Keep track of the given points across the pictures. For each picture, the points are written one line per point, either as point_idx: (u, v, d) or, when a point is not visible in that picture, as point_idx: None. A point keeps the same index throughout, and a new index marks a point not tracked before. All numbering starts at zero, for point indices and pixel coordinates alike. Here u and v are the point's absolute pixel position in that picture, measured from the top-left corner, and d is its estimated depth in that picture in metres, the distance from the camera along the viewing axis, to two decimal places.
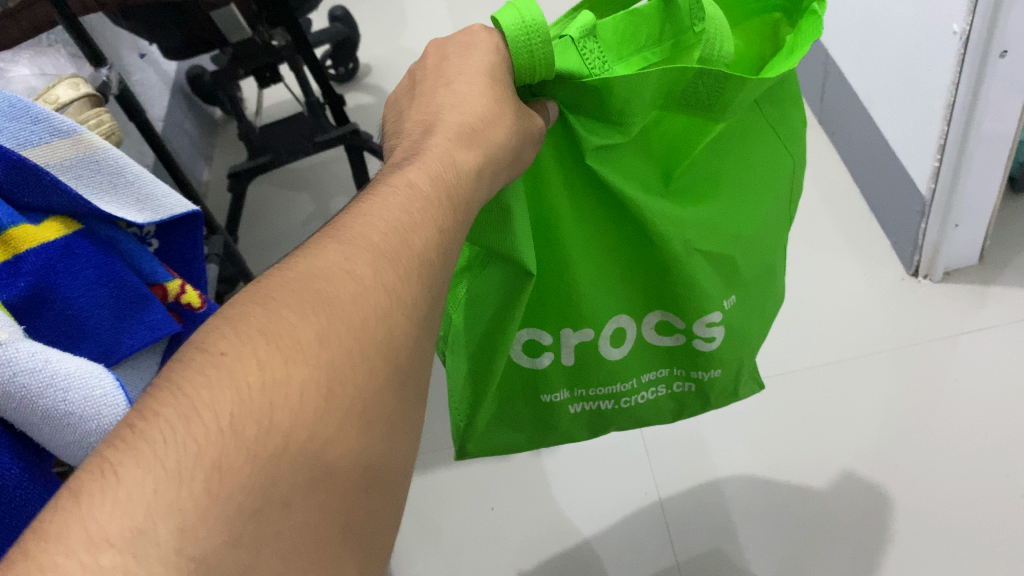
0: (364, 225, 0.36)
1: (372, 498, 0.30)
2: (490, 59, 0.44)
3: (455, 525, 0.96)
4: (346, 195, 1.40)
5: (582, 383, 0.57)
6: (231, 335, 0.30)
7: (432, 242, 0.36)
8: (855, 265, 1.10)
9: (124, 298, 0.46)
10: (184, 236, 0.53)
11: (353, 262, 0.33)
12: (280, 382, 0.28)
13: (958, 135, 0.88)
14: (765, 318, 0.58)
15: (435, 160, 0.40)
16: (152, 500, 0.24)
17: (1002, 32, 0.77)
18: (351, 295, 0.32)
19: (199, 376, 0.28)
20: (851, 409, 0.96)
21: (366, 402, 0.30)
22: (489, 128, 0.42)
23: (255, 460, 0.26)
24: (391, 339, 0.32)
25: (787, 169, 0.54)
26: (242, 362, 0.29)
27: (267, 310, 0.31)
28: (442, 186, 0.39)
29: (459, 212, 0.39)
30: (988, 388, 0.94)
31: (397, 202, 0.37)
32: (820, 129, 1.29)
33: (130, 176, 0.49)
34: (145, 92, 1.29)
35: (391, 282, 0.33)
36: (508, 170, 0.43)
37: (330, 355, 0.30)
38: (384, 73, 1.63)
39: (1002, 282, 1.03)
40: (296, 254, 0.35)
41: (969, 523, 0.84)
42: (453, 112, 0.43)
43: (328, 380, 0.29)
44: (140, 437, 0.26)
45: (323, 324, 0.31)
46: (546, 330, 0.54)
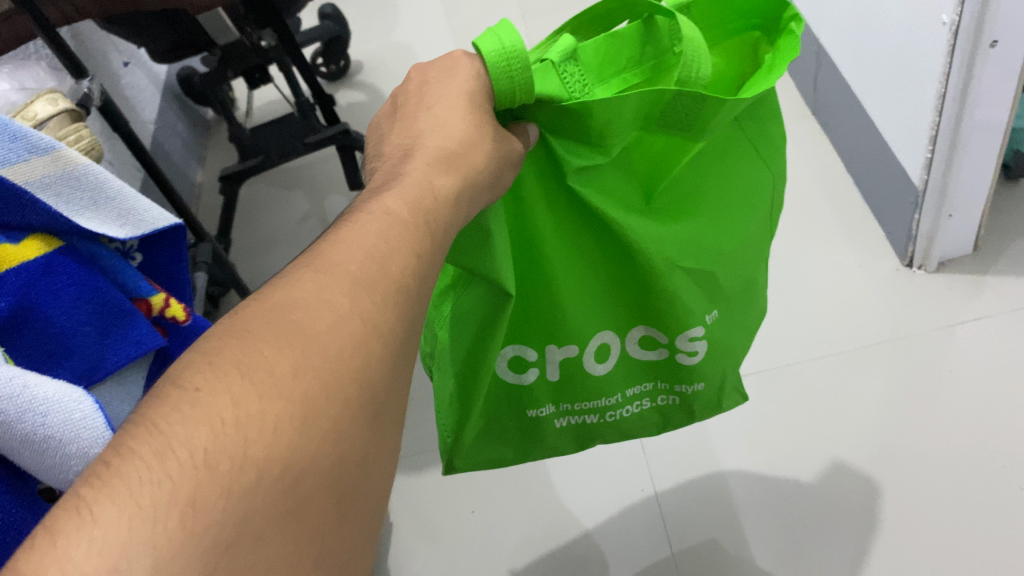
0: (340, 255, 0.36)
1: (348, 527, 0.30)
2: (472, 83, 0.44)
3: (453, 525, 0.96)
4: (340, 195, 1.40)
5: (568, 399, 0.57)
6: (207, 371, 0.30)
7: (409, 269, 0.37)
8: (850, 256, 1.10)
9: (108, 313, 0.46)
10: (168, 250, 0.53)
11: (330, 292, 0.34)
12: (255, 416, 0.29)
13: (950, 125, 0.88)
14: (748, 332, 0.58)
15: (413, 186, 0.40)
16: (127, 537, 0.24)
17: (992, 23, 0.77)
18: (327, 326, 0.32)
19: (174, 412, 0.29)
20: (848, 401, 0.96)
21: (342, 431, 0.30)
22: (469, 153, 0.42)
23: (230, 495, 0.27)
24: (367, 366, 0.32)
25: (767, 186, 0.54)
26: (216, 399, 0.29)
27: (242, 345, 0.31)
28: (420, 213, 0.39)
29: (437, 237, 0.39)
30: (985, 378, 0.93)
31: (374, 229, 0.37)
32: (814, 119, 1.28)
33: (111, 192, 0.48)
34: (135, 95, 1.29)
35: (366, 309, 0.34)
36: (488, 192, 0.43)
37: (304, 386, 0.30)
38: (376, 70, 1.62)
39: (998, 270, 1.03)
40: (273, 285, 0.36)
41: (968, 515, 0.84)
42: (433, 136, 0.43)
43: (303, 412, 0.29)
44: (116, 476, 0.27)
45: (298, 356, 0.31)
46: (531, 346, 0.54)
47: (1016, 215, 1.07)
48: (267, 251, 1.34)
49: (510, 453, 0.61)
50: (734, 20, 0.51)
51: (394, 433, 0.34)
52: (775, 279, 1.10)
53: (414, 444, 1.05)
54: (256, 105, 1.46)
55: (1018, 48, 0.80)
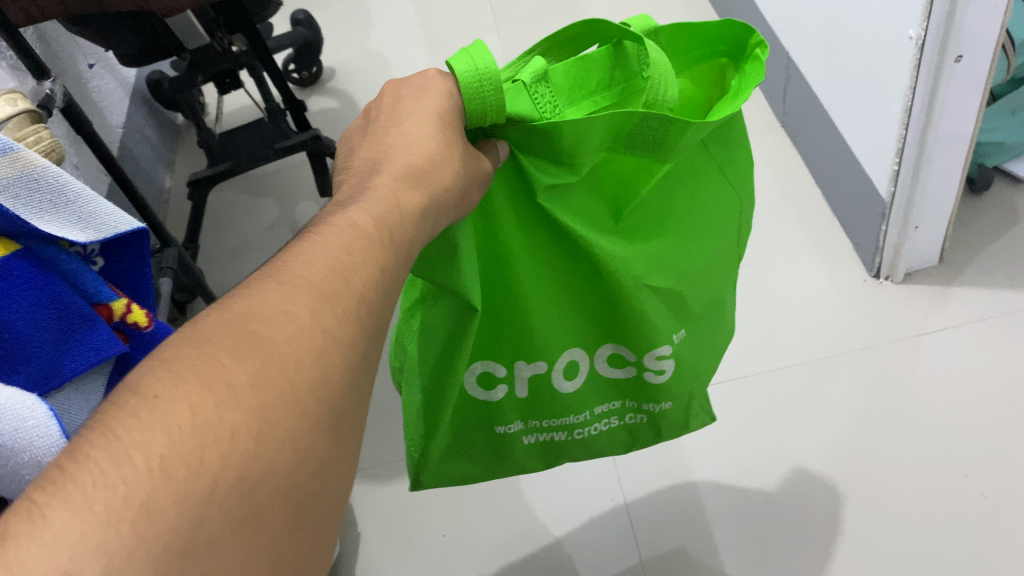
0: (304, 266, 0.36)
1: (304, 536, 0.30)
2: (443, 103, 0.44)
3: (423, 535, 0.95)
4: (311, 202, 1.39)
5: (536, 415, 0.57)
6: (165, 378, 0.30)
7: (372, 283, 0.37)
8: (818, 266, 1.11)
9: (67, 319, 0.45)
10: (131, 254, 0.52)
11: (291, 303, 0.34)
12: (211, 425, 0.28)
13: (916, 138, 0.89)
14: (715, 352, 0.58)
15: (379, 202, 0.40)
16: (77, 542, 0.24)
17: (956, 38, 0.78)
18: (287, 337, 0.32)
19: (130, 418, 0.28)
20: (816, 410, 0.96)
21: (299, 443, 0.30)
22: (436, 170, 0.42)
23: (185, 502, 0.26)
24: (326, 380, 0.32)
25: (734, 208, 0.54)
26: (174, 406, 0.28)
27: (202, 354, 0.31)
28: (385, 229, 0.39)
29: (401, 253, 0.39)
30: (951, 387, 0.94)
31: (337, 243, 0.37)
32: (784, 130, 1.29)
33: (71, 195, 0.47)
34: (103, 99, 1.27)
35: (328, 321, 0.34)
36: (454, 210, 0.44)
37: (262, 398, 0.30)
38: (348, 76, 1.61)
39: (963, 282, 1.04)
40: (235, 295, 0.35)
41: (933, 523, 0.85)
42: (400, 153, 0.43)
43: (260, 423, 0.29)
44: (69, 480, 0.26)
45: (256, 367, 0.31)
46: (500, 362, 0.54)
47: (981, 227, 1.09)
48: (237, 258, 1.32)
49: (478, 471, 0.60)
50: (701, 47, 0.52)
51: (353, 444, 0.34)
52: (746, 290, 1.11)
53: (384, 453, 1.04)
54: (226, 111, 1.45)
55: (981, 63, 0.81)
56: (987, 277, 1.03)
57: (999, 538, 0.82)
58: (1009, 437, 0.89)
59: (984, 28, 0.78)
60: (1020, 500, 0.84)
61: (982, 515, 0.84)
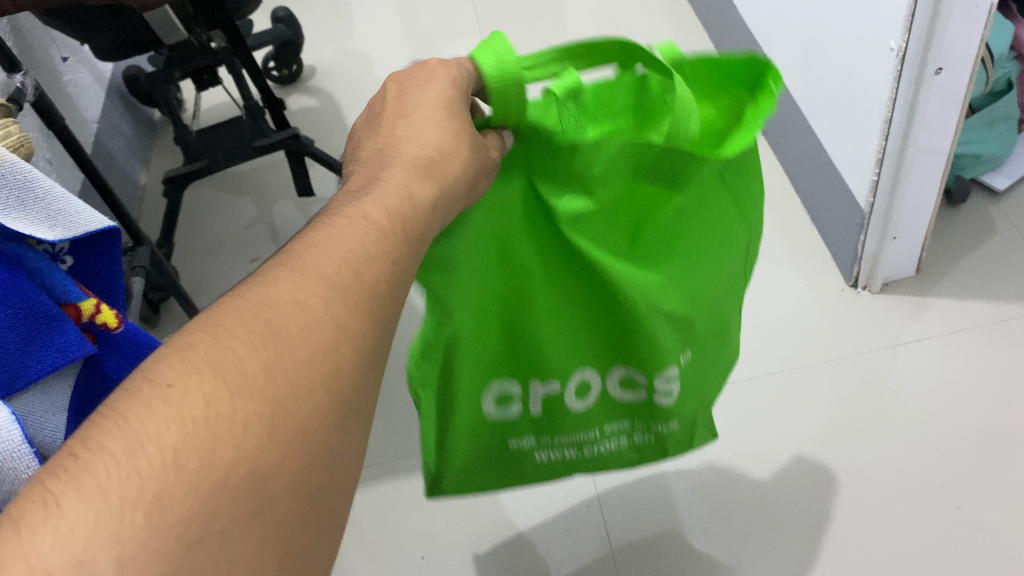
0: (319, 255, 0.36)
1: (313, 531, 0.31)
2: (449, 91, 0.46)
3: (395, 540, 0.94)
4: (289, 201, 1.37)
5: (543, 419, 0.58)
6: (178, 365, 0.30)
7: (384, 274, 0.37)
8: (796, 275, 1.11)
9: (33, 320, 0.44)
10: (100, 253, 0.51)
11: (305, 293, 0.34)
12: (224, 417, 0.29)
13: (896, 149, 0.89)
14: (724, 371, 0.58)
15: (392, 192, 0.41)
16: (92, 531, 0.25)
17: (937, 50, 0.78)
18: (301, 328, 0.32)
19: (144, 407, 0.28)
20: (791, 419, 0.96)
21: (310, 437, 0.31)
22: (446, 158, 0.43)
23: (197, 494, 0.27)
24: (338, 371, 0.33)
25: (749, 237, 0.53)
26: (188, 396, 0.29)
27: (215, 341, 0.31)
28: (398, 219, 0.39)
29: (411, 244, 0.40)
30: (925, 398, 0.95)
31: (351, 233, 0.38)
32: (764, 138, 1.29)
33: (39, 192, 0.46)
34: (78, 93, 1.25)
35: (340, 313, 0.34)
36: (463, 201, 0.44)
37: (274, 390, 0.30)
38: (329, 74, 1.60)
39: (939, 292, 1.05)
40: (249, 281, 0.36)
41: (905, 533, 0.85)
42: (409, 143, 0.44)
43: (272, 416, 0.30)
44: (83, 469, 0.26)
45: (269, 358, 0.31)
46: (512, 380, 0.56)
47: (957, 239, 1.09)
48: (213, 257, 1.31)
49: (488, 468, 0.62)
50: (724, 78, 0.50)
51: (359, 436, 0.34)
52: None
53: None
54: (204, 108, 1.43)
55: (960, 77, 0.82)
56: (963, 289, 1.04)
57: (974, 550, 0.83)
58: (983, 449, 0.90)
59: (964, 42, 0.78)
60: (993, 511, 0.85)
61: (957, 526, 0.85)
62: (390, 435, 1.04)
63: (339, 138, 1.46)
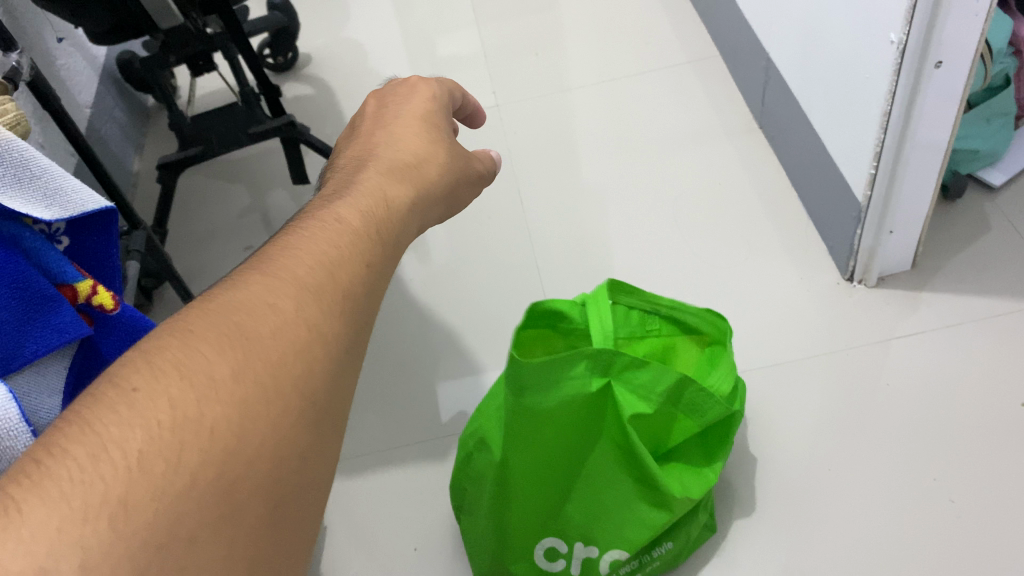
0: (294, 258, 0.42)
1: (284, 529, 0.34)
2: (427, 107, 0.62)
3: (388, 530, 0.94)
4: (284, 189, 1.37)
5: (582, 566, 0.78)
6: (145, 371, 0.34)
7: (359, 273, 0.43)
8: (792, 268, 1.11)
9: (30, 300, 0.44)
10: (97, 233, 0.50)
11: (275, 296, 0.39)
12: (191, 420, 0.32)
13: (894, 142, 0.90)
14: (702, 472, 0.78)
15: (369, 193, 0.50)
16: (54, 536, 0.27)
17: (937, 43, 0.78)
18: (269, 331, 0.37)
19: (110, 413, 0.32)
20: (786, 412, 0.96)
21: (277, 437, 0.35)
22: (421, 162, 0.56)
23: (161, 497, 0.30)
24: (309, 371, 0.37)
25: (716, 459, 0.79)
26: (152, 400, 0.32)
27: (184, 346, 0.35)
28: (372, 217, 0.48)
29: (384, 238, 0.47)
30: (919, 392, 0.95)
31: (326, 237, 0.44)
32: (762, 132, 1.29)
33: (37, 170, 0.45)
34: (71, 77, 1.24)
35: (310, 314, 0.39)
36: (439, 199, 0.57)
37: (241, 392, 0.34)
38: (324, 62, 1.59)
39: (934, 287, 1.05)
40: (225, 284, 0.41)
41: (897, 526, 0.85)
42: (387, 148, 0.57)
43: (239, 419, 0.34)
44: (47, 474, 0.29)
45: (235, 363, 0.35)
46: (564, 540, 0.77)
47: (953, 234, 1.09)
48: (206, 245, 1.30)
49: (506, 512, 0.77)
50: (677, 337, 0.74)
51: (326, 438, 0.38)
52: (721, 288, 1.10)
53: (351, 446, 1.02)
54: (199, 94, 1.42)
55: (959, 71, 0.82)
56: (957, 284, 1.04)
57: (967, 543, 0.83)
58: (977, 444, 0.90)
59: (965, 35, 0.78)
60: (987, 505, 0.85)
61: (950, 519, 0.85)
62: (384, 424, 1.04)
63: (334, 127, 1.45)
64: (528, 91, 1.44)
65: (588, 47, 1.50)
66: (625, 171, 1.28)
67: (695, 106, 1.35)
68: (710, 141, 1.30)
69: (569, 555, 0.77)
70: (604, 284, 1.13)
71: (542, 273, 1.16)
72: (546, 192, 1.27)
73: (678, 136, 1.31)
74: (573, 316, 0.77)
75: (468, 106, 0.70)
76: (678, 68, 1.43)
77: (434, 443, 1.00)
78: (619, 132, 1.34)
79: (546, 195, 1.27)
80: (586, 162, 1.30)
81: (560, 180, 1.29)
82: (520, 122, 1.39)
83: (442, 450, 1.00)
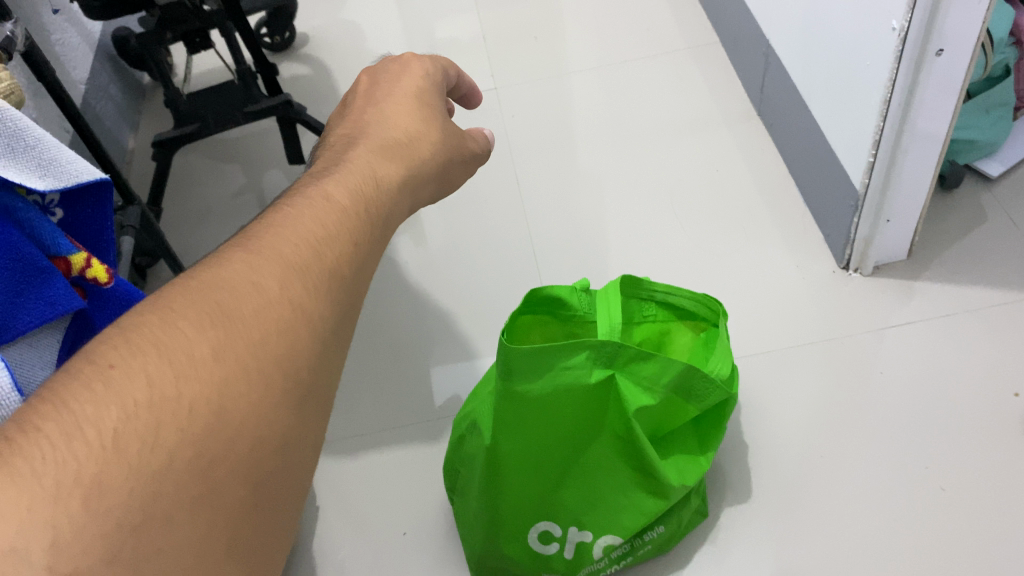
0: (279, 237, 0.42)
1: (258, 510, 0.35)
2: (419, 85, 0.62)
3: (381, 511, 0.94)
4: (280, 170, 1.36)
5: (574, 550, 0.78)
6: (123, 349, 0.34)
7: (343, 253, 0.44)
8: (788, 256, 1.11)
9: (23, 271, 0.43)
10: (92, 205, 0.50)
11: (259, 275, 0.39)
12: (169, 399, 0.32)
13: (893, 131, 0.89)
14: (699, 458, 0.78)
15: (358, 174, 0.51)
16: (25, 516, 0.27)
17: (939, 31, 0.78)
18: (252, 309, 0.38)
19: (87, 389, 0.32)
20: (779, 399, 0.96)
21: (256, 416, 0.35)
22: (411, 143, 0.57)
23: (136, 477, 0.30)
24: (292, 351, 0.38)
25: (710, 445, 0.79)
26: (130, 377, 0.32)
27: (163, 323, 0.35)
28: (359, 199, 0.48)
29: (371, 219, 0.48)
30: (912, 382, 0.95)
31: (313, 215, 0.45)
32: (760, 120, 1.29)
33: (30, 140, 0.45)
34: (66, 52, 1.23)
35: (294, 293, 0.39)
36: (429, 176, 0.58)
37: (221, 371, 0.35)
38: (322, 43, 1.58)
39: (929, 276, 1.05)
40: (207, 261, 0.41)
41: (888, 514, 0.86)
42: (378, 129, 0.57)
43: (218, 398, 0.34)
44: (19, 450, 0.29)
45: (216, 342, 0.35)
46: (558, 524, 0.77)
47: (950, 224, 1.09)
48: (200, 224, 1.30)
49: (498, 493, 0.76)
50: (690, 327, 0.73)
51: (306, 418, 0.39)
52: (717, 275, 1.10)
53: (344, 427, 1.02)
54: (195, 72, 1.41)
55: (961, 60, 0.82)
56: (952, 274, 1.04)
57: (956, 530, 0.84)
58: (968, 432, 0.90)
59: (967, 24, 0.78)
60: (976, 493, 0.86)
61: (940, 507, 0.86)
62: (377, 406, 1.04)
63: (331, 108, 1.44)
64: (527, 74, 1.44)
65: (587, 31, 1.50)
66: (622, 157, 1.27)
67: (694, 93, 1.35)
68: (708, 128, 1.29)
69: (563, 538, 0.77)
70: (600, 270, 1.13)
71: (538, 258, 1.16)
72: (543, 177, 1.27)
73: (676, 122, 1.31)
74: (573, 302, 0.77)
75: (464, 85, 0.70)
76: (677, 54, 1.42)
77: (428, 425, 1.00)
78: (617, 117, 1.34)
79: (543, 180, 1.27)
80: (583, 147, 1.30)
81: (557, 164, 1.28)
82: (517, 106, 1.39)
83: (435, 432, 1.00)
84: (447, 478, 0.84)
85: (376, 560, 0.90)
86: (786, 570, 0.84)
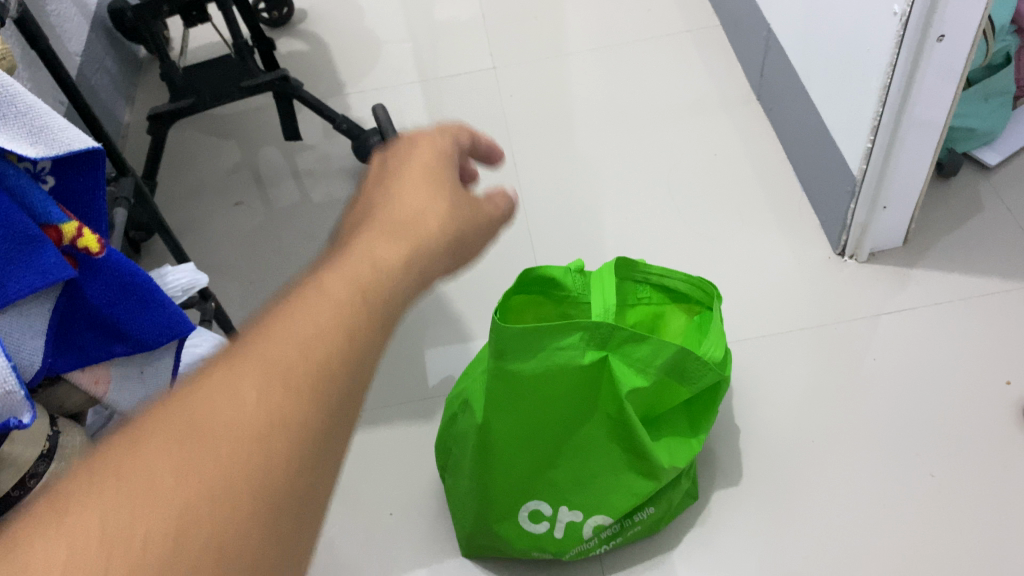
0: (269, 339, 0.37)
1: None
2: (446, 136, 0.55)
3: (373, 488, 0.94)
4: (276, 146, 1.35)
5: (563, 531, 0.78)
6: (79, 493, 0.30)
7: (345, 350, 0.38)
8: (784, 241, 1.10)
9: (13, 239, 0.43)
10: (83, 174, 0.49)
11: (241, 387, 0.34)
12: (117, 550, 0.28)
13: (891, 117, 0.89)
14: (690, 441, 0.78)
15: (371, 254, 0.44)
16: None
17: (940, 16, 0.78)
18: (228, 428, 0.33)
19: (27, 548, 0.28)
20: (772, 384, 0.97)
21: (224, 557, 0.30)
22: (435, 207, 0.50)
23: None
24: (274, 472, 0.32)
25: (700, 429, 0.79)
26: (78, 529, 0.29)
27: (126, 457, 0.31)
28: (368, 283, 0.42)
29: (382, 304, 0.42)
30: (904, 370, 0.96)
31: (314, 308, 0.39)
32: (759, 104, 1.28)
33: (22, 106, 0.44)
34: (62, 24, 1.22)
35: (278, 403, 0.34)
36: (458, 243, 0.50)
37: (182, 508, 0.30)
38: (320, 18, 1.56)
39: (925, 264, 1.05)
40: (195, 372, 0.36)
41: (878, 500, 0.86)
42: (402, 189, 0.50)
43: (176, 542, 0.29)
44: None
45: (180, 472, 0.31)
46: (548, 504, 0.77)
47: (946, 211, 1.09)
48: (195, 200, 1.29)
49: (488, 472, 0.76)
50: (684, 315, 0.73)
51: (299, 545, 0.34)
52: (712, 259, 1.10)
53: None
54: (192, 46, 1.40)
55: (962, 46, 0.81)
56: (947, 261, 1.04)
57: (945, 516, 0.84)
58: (958, 420, 0.91)
59: (968, 11, 0.78)
60: (966, 480, 0.87)
61: (930, 493, 0.86)
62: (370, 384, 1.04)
63: (328, 85, 1.43)
64: (526, 54, 1.43)
65: (587, 12, 1.49)
66: (621, 139, 1.27)
67: (694, 76, 1.34)
68: (707, 112, 1.29)
69: (553, 517, 0.78)
70: (596, 252, 1.13)
71: (534, 239, 1.16)
72: (540, 158, 1.26)
73: (676, 105, 1.30)
74: (567, 283, 0.76)
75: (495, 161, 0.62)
76: (678, 36, 1.41)
77: (420, 404, 1.00)
78: (616, 99, 1.33)
79: (540, 161, 1.26)
80: (581, 129, 1.30)
81: (554, 146, 1.28)
82: (516, 85, 1.38)
83: (427, 412, 1.00)
84: (437, 457, 0.84)
85: (367, 537, 0.90)
86: (775, 553, 0.84)
